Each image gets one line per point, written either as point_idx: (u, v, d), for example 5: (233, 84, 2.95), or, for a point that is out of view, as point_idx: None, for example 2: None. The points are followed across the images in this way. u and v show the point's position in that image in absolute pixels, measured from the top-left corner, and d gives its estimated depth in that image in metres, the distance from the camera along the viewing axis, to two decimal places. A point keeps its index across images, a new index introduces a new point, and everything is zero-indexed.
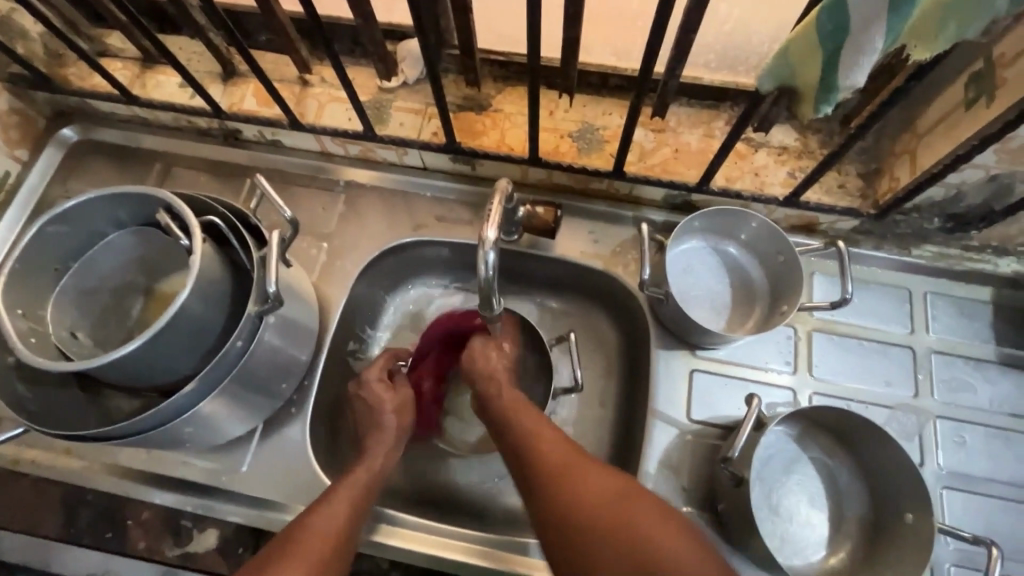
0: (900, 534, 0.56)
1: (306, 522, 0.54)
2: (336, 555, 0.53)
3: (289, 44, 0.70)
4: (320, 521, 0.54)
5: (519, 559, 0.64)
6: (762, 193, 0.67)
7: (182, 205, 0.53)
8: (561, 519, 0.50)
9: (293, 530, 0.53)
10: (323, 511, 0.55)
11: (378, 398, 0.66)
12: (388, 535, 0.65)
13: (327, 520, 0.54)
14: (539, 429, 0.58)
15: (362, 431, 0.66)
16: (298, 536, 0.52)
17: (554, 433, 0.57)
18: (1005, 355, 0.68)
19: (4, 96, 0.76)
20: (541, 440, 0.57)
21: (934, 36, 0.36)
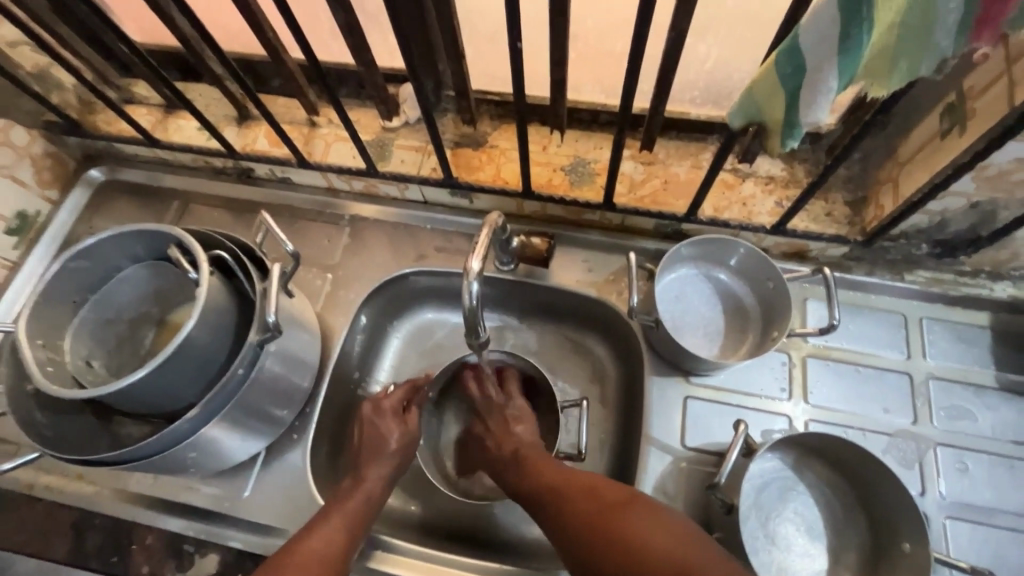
0: (899, 565, 0.55)
1: (297, 546, 0.55)
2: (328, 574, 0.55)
3: (298, 89, 0.75)
4: (311, 545, 0.56)
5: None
6: (749, 222, 0.69)
7: (191, 241, 0.57)
8: (553, 526, 0.55)
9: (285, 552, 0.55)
10: (316, 536, 0.57)
11: (384, 429, 0.67)
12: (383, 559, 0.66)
13: (318, 543, 0.56)
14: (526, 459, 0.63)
15: (361, 454, 0.66)
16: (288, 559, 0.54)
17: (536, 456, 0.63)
18: (1004, 381, 0.67)
19: (39, 142, 0.82)
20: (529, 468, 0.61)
21: (887, 74, 0.38)
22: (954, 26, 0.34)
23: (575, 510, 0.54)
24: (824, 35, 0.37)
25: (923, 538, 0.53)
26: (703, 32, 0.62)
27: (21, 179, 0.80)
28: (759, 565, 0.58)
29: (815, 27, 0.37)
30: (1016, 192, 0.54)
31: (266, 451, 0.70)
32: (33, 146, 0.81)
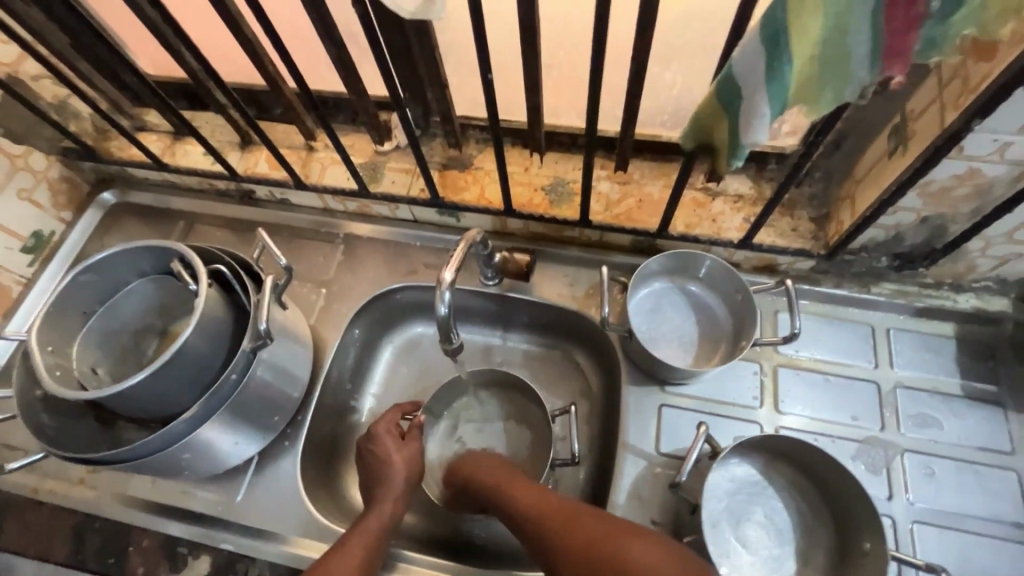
0: (861, 563, 0.56)
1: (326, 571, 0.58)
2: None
3: (296, 116, 0.80)
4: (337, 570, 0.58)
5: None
6: (719, 237, 0.73)
7: (193, 256, 0.61)
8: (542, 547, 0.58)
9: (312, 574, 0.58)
10: (339, 559, 0.59)
11: (386, 451, 0.68)
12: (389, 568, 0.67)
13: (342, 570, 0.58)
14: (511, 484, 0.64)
15: (372, 481, 0.68)
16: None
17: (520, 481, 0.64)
18: (970, 389, 0.69)
19: (57, 167, 0.88)
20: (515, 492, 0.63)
21: (813, 99, 0.42)
22: (866, 59, 0.39)
23: (572, 544, 0.55)
24: (752, 64, 0.41)
25: (879, 535, 0.55)
26: (667, 61, 0.67)
27: (38, 201, 0.86)
28: (728, 567, 0.60)
29: (744, 58, 0.41)
30: (960, 206, 0.58)
31: (259, 458, 0.73)
32: (50, 170, 0.87)
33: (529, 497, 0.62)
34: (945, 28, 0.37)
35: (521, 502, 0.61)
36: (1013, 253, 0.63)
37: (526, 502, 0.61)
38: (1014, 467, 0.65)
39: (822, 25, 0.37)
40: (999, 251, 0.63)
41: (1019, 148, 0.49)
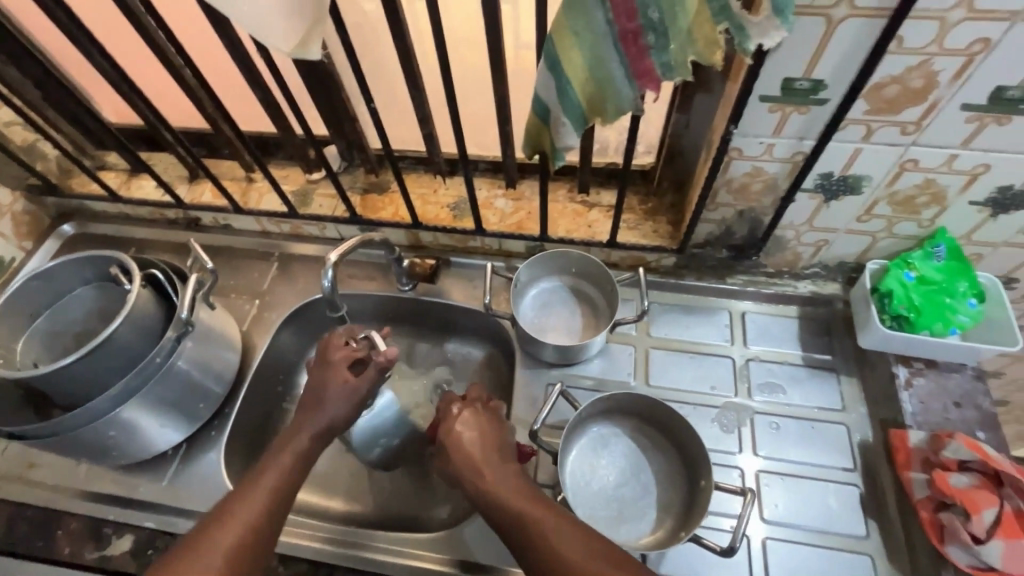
0: (699, 498, 0.65)
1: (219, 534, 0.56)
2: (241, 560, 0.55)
3: (235, 152, 0.93)
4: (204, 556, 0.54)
5: (474, 562, 0.70)
6: (593, 239, 0.86)
7: (128, 260, 0.72)
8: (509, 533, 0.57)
9: (195, 546, 0.55)
10: (218, 536, 0.55)
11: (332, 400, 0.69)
12: (369, 547, 0.72)
13: (235, 532, 0.56)
14: (491, 468, 0.62)
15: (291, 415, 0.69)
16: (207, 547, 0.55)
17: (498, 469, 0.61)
18: (810, 359, 0.80)
19: (21, 201, 0.99)
20: (491, 480, 0.60)
21: (600, 112, 0.56)
22: (622, 80, 0.53)
23: (542, 544, 0.54)
24: (548, 89, 0.55)
25: (710, 471, 0.65)
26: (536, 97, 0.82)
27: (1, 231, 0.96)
28: (583, 511, 0.68)
29: (543, 86, 0.55)
30: (762, 200, 0.72)
31: (187, 447, 0.81)
32: (15, 204, 0.98)
33: (546, 519, 0.56)
34: (670, 56, 0.50)
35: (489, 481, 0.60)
36: (821, 239, 0.76)
37: (539, 524, 0.56)
38: (845, 422, 0.75)
39: (583, 54, 0.51)
40: (810, 237, 0.76)
41: (780, 147, 0.63)
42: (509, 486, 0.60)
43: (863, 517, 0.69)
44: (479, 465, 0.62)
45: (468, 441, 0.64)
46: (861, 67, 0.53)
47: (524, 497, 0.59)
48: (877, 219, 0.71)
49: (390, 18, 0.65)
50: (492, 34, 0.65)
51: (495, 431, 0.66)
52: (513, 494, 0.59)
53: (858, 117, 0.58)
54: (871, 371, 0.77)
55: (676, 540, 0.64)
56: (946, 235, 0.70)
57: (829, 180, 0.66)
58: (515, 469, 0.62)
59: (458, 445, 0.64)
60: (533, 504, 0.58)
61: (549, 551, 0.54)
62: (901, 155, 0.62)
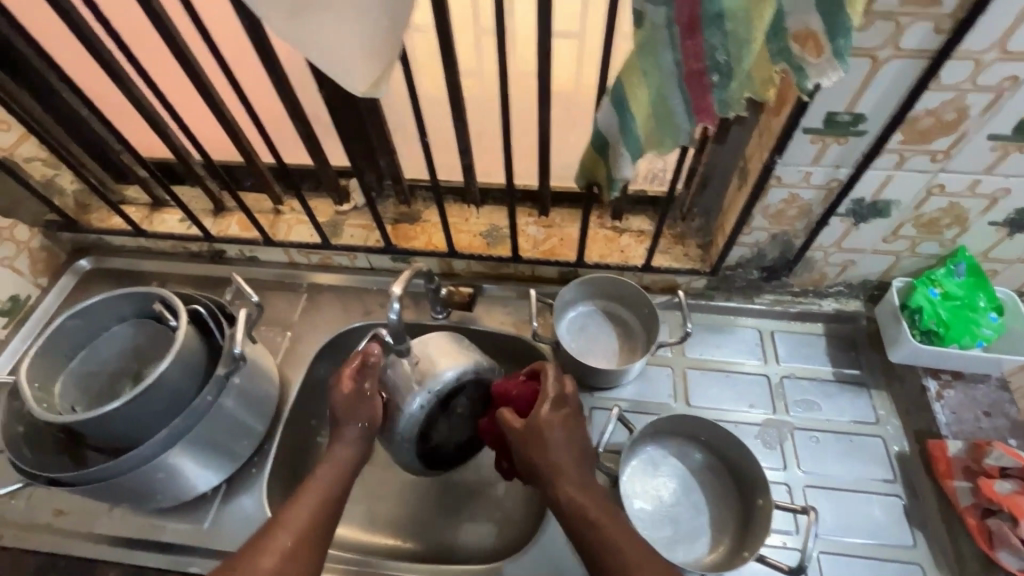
0: (758, 518, 0.67)
1: (284, 521, 0.60)
2: (300, 554, 0.58)
3: (266, 185, 0.93)
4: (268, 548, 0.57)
5: None
6: (627, 264, 0.88)
7: (174, 297, 0.71)
8: (578, 534, 0.60)
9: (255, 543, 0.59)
10: (283, 527, 0.59)
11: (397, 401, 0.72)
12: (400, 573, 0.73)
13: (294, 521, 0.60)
14: (565, 472, 0.62)
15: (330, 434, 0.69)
16: (270, 539, 0.58)
17: (574, 476, 0.62)
18: (840, 374, 0.83)
19: (38, 237, 0.97)
20: (566, 481, 0.62)
21: (658, 144, 0.58)
22: (683, 115, 0.55)
23: (608, 552, 0.57)
24: (610, 125, 0.58)
25: (767, 490, 0.66)
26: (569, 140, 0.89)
27: (18, 268, 0.94)
28: (646, 531, 0.69)
29: (604, 121, 0.59)
30: (795, 224, 0.75)
31: (227, 486, 0.79)
32: (32, 241, 0.96)
33: (613, 533, 0.58)
34: (729, 93, 0.53)
35: (564, 487, 0.61)
36: (848, 259, 0.80)
37: (606, 535, 0.58)
38: (881, 434, 0.78)
39: (649, 92, 0.54)
40: (837, 258, 0.80)
41: (818, 175, 0.67)
42: (584, 493, 0.61)
43: (909, 527, 0.71)
44: (554, 468, 0.62)
45: (552, 440, 0.63)
46: (902, 101, 0.57)
47: (605, 511, 0.60)
48: (902, 239, 0.75)
49: (443, 58, 0.67)
50: (540, 71, 0.67)
51: (576, 428, 0.66)
52: (586, 499, 0.61)
53: (894, 147, 0.62)
54: (901, 384, 0.80)
55: (736, 560, 0.65)
56: (966, 254, 0.75)
57: (861, 205, 0.70)
58: (592, 481, 0.64)
59: (540, 437, 0.64)
60: (612, 522, 0.59)
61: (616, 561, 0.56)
62: (930, 180, 0.66)
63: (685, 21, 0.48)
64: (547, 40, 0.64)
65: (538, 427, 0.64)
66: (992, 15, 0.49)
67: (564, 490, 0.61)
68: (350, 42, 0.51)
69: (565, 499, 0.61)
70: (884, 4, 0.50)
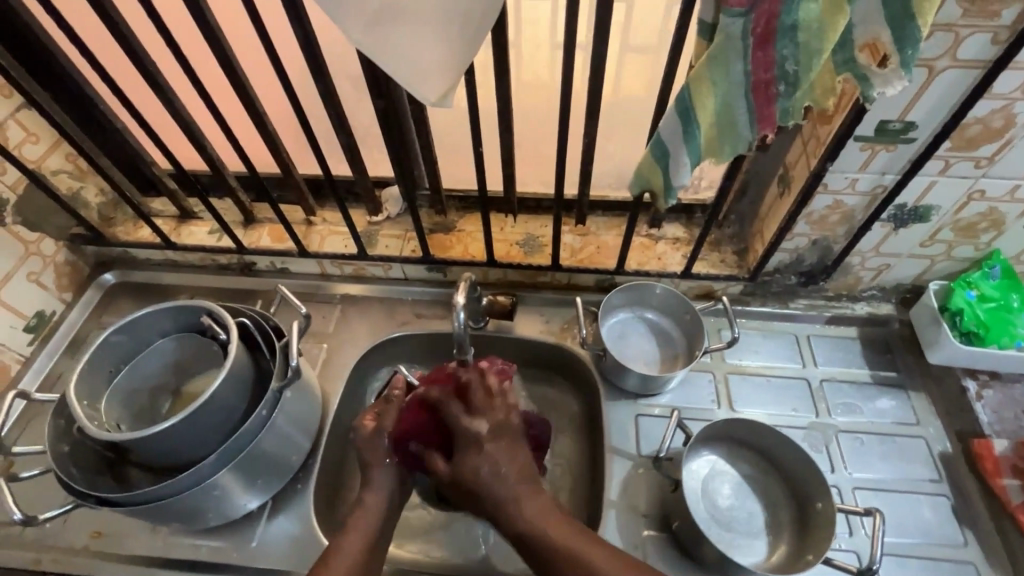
0: (817, 521, 0.68)
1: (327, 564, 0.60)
2: None
3: (300, 196, 0.92)
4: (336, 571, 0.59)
5: None
6: (665, 271, 0.88)
7: (223, 310, 0.70)
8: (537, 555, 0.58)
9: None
10: (340, 559, 0.60)
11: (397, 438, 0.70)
12: None
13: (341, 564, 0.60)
14: (518, 492, 0.61)
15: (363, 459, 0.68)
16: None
17: (525, 495, 0.61)
18: (879, 377, 0.84)
19: (64, 251, 0.95)
20: (512, 508, 0.60)
21: (718, 152, 0.59)
22: (745, 125, 0.56)
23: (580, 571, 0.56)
24: (674, 133, 0.59)
25: (828, 494, 0.67)
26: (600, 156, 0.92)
27: (44, 283, 0.92)
28: (715, 538, 0.70)
29: (666, 131, 0.59)
30: (836, 229, 0.77)
31: (272, 503, 0.77)
32: (58, 255, 0.94)
33: (579, 548, 0.57)
34: (793, 103, 0.54)
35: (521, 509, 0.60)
36: (884, 263, 0.82)
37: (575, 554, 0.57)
38: (923, 435, 0.79)
39: (715, 101, 0.55)
40: (874, 262, 0.82)
41: (863, 182, 0.69)
42: (535, 510, 0.60)
43: (959, 527, 0.72)
44: (496, 495, 0.60)
45: (486, 464, 0.61)
46: (955, 109, 0.59)
47: (572, 533, 0.59)
48: (939, 243, 0.77)
49: (498, 69, 0.68)
50: (593, 81, 0.68)
51: (513, 443, 0.64)
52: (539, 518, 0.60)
53: (941, 154, 0.64)
54: (939, 385, 0.82)
55: (801, 560, 0.66)
56: (1000, 257, 0.77)
57: (903, 210, 0.72)
58: None
59: (472, 461, 0.61)
60: (584, 541, 0.58)
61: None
62: (971, 186, 0.68)
63: (760, 32, 0.49)
64: (604, 50, 0.65)
65: (473, 450, 0.62)
66: None
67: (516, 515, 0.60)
68: (428, 52, 0.51)
69: (515, 522, 0.60)
70: (944, 17, 0.52)
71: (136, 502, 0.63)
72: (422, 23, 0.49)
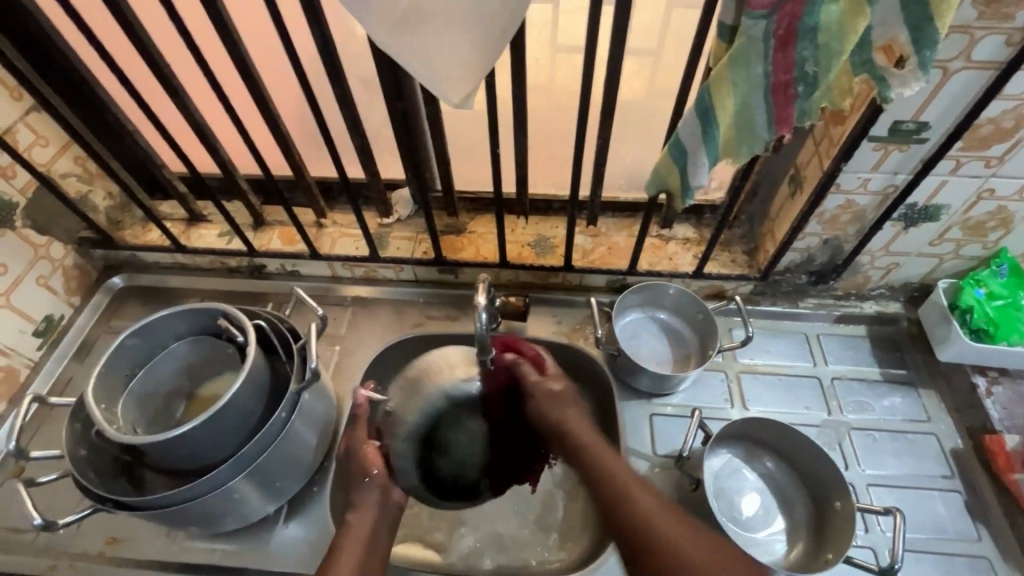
0: (835, 520, 0.69)
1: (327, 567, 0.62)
2: None
3: (312, 199, 0.91)
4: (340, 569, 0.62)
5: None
6: (676, 271, 0.89)
7: (240, 313, 0.70)
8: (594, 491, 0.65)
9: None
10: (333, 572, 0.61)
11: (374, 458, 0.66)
12: None
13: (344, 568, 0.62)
14: (585, 433, 0.68)
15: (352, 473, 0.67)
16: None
17: (593, 440, 0.68)
18: (889, 375, 0.85)
19: (72, 255, 0.94)
20: (579, 444, 0.67)
21: (737, 153, 0.60)
22: (763, 125, 0.57)
23: (635, 514, 0.61)
24: (692, 133, 0.59)
25: (846, 492, 0.68)
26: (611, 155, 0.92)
27: (53, 287, 0.91)
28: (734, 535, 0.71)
29: (685, 130, 0.60)
30: (847, 229, 0.78)
31: (288, 506, 0.77)
32: (66, 258, 0.93)
33: (637, 492, 0.63)
34: (810, 103, 0.55)
35: (586, 448, 0.67)
36: (893, 262, 0.83)
37: (633, 500, 0.62)
38: (935, 432, 0.80)
39: (734, 102, 0.56)
40: (883, 261, 0.83)
41: (876, 181, 0.70)
42: (599, 451, 0.67)
43: (972, 522, 0.73)
44: (567, 431, 0.68)
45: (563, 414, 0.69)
46: (967, 109, 0.60)
47: (630, 479, 0.64)
48: (948, 242, 0.78)
49: (515, 70, 0.68)
50: (609, 82, 0.69)
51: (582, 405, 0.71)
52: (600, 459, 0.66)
53: (952, 153, 0.65)
54: (948, 383, 0.83)
55: (820, 558, 0.67)
56: (1008, 255, 0.78)
57: (913, 210, 0.73)
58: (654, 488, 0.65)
59: (547, 410, 0.68)
60: (637, 489, 0.63)
61: (644, 521, 0.60)
62: (981, 185, 0.69)
63: (782, 34, 0.50)
64: (621, 52, 0.65)
65: (551, 404, 0.69)
66: None
67: (581, 451, 0.67)
68: (454, 53, 0.51)
69: (579, 457, 0.67)
70: (960, 20, 0.53)
71: (155, 506, 0.63)
72: (449, 25, 0.50)
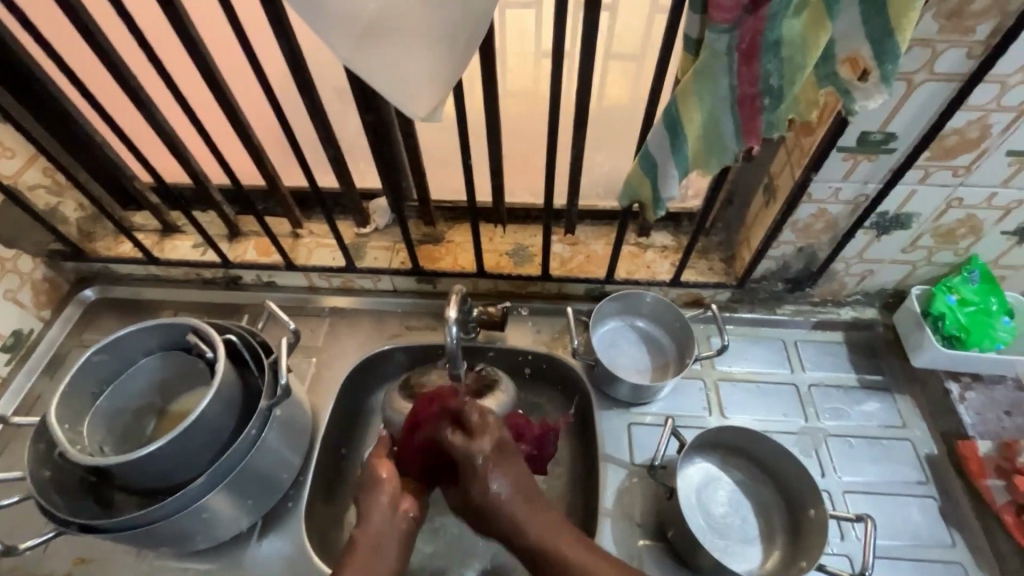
0: (810, 527, 0.69)
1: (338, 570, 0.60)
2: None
3: (287, 209, 0.90)
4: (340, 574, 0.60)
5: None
6: (654, 279, 0.89)
7: (209, 328, 0.69)
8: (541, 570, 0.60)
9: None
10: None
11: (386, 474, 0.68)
12: None
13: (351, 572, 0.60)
14: (526, 508, 0.61)
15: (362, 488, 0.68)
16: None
17: (534, 513, 0.61)
18: (865, 381, 0.85)
19: (42, 267, 0.93)
20: (520, 521, 0.61)
21: (707, 165, 0.60)
22: (731, 137, 0.57)
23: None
24: (661, 144, 0.60)
25: (820, 500, 0.68)
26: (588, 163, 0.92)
27: (21, 301, 0.89)
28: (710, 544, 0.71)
29: (654, 142, 0.60)
30: (820, 237, 0.78)
31: (262, 522, 0.76)
32: (35, 271, 0.92)
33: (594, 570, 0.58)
34: (777, 115, 0.54)
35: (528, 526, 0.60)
36: (867, 269, 0.83)
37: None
38: (910, 437, 0.80)
39: (702, 116, 0.56)
40: (858, 268, 0.83)
41: (847, 191, 0.70)
42: (543, 521, 0.61)
43: (947, 527, 0.74)
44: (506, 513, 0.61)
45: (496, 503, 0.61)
46: (933, 119, 0.60)
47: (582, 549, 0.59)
48: (920, 250, 0.79)
49: (485, 81, 0.68)
50: (581, 93, 0.69)
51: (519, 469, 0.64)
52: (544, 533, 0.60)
53: (920, 163, 0.66)
54: (923, 388, 0.84)
55: (794, 564, 0.67)
56: (979, 262, 0.79)
57: (885, 218, 0.74)
58: None
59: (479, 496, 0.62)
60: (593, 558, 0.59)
61: None
62: (950, 194, 0.70)
63: (745, 48, 0.50)
64: (591, 62, 0.65)
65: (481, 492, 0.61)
66: (1021, 42, 0.53)
67: (523, 532, 0.60)
68: (416, 67, 0.51)
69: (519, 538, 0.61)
70: (921, 33, 0.53)
71: (122, 527, 0.62)
72: (411, 39, 0.49)
